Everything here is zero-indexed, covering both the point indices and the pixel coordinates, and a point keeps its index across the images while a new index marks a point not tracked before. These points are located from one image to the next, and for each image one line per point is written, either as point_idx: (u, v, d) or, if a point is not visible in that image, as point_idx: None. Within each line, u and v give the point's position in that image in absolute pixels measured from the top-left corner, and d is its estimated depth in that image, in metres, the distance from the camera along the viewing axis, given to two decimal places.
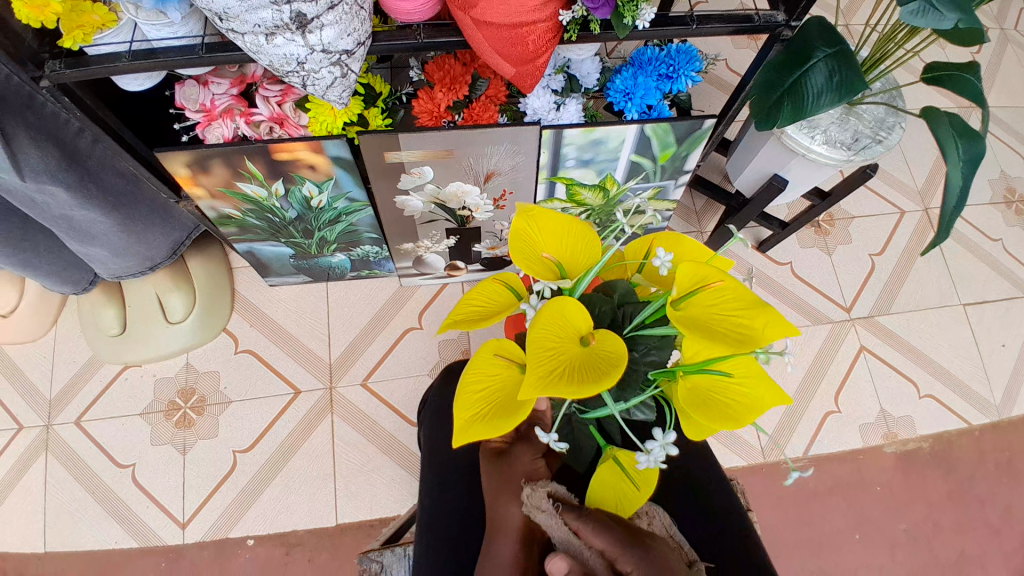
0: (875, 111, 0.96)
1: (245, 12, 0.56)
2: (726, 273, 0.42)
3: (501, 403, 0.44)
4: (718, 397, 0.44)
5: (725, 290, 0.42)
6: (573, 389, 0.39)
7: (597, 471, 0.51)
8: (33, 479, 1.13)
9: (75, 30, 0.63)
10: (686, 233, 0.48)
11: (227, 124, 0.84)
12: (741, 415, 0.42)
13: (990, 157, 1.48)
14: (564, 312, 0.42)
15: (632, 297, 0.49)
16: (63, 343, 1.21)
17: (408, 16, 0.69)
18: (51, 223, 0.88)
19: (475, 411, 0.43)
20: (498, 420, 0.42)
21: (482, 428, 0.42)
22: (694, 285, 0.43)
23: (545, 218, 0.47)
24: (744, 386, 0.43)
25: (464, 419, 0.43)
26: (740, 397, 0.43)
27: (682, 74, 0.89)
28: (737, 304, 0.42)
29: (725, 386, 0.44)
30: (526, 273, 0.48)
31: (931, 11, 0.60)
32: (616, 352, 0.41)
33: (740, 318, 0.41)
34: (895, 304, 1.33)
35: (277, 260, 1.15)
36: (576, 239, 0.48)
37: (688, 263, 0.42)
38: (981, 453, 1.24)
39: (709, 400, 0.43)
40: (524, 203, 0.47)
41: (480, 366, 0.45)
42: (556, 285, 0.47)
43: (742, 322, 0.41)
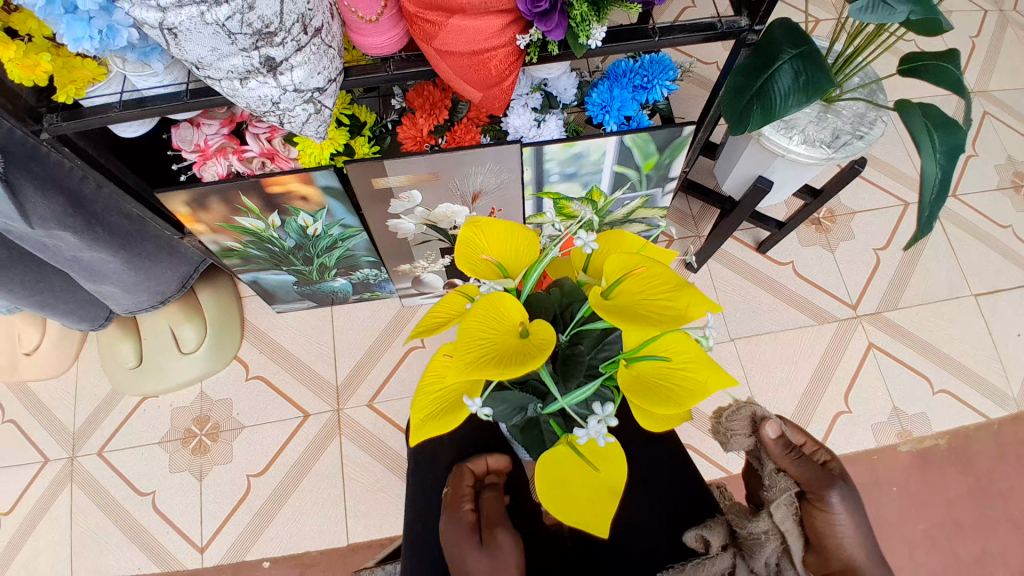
0: (855, 107, 0.96)
1: (217, 60, 0.60)
2: (648, 261, 0.46)
3: (448, 394, 0.46)
4: (662, 383, 0.44)
5: (647, 275, 0.45)
6: (500, 372, 0.41)
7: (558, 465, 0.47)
8: (59, 509, 1.18)
9: (68, 85, 0.69)
10: (625, 231, 0.52)
11: (221, 162, 0.88)
12: (685, 399, 0.43)
13: (995, 142, 1.45)
14: (498, 307, 0.44)
15: (578, 294, 0.51)
16: (84, 378, 1.27)
17: (380, 51, 0.72)
18: (64, 265, 0.94)
19: (429, 408, 0.46)
20: (447, 416, 0.45)
21: (435, 422, 0.45)
22: (622, 272, 0.46)
23: (491, 227, 0.50)
24: (687, 371, 0.45)
25: (418, 417, 0.45)
26: (683, 381, 0.44)
27: (656, 84, 0.90)
28: (662, 287, 0.45)
29: (668, 373, 0.45)
30: (470, 276, 0.51)
31: (880, 6, 0.62)
32: (547, 340, 0.43)
33: (667, 300, 0.45)
34: (903, 299, 1.31)
35: (281, 288, 1.19)
36: (519, 242, 0.51)
37: (615, 255, 0.46)
38: (1001, 447, 1.20)
39: (655, 387, 0.44)
40: (473, 216, 0.50)
41: (433, 370, 0.47)
42: (500, 284, 0.49)
43: (668, 303, 0.44)
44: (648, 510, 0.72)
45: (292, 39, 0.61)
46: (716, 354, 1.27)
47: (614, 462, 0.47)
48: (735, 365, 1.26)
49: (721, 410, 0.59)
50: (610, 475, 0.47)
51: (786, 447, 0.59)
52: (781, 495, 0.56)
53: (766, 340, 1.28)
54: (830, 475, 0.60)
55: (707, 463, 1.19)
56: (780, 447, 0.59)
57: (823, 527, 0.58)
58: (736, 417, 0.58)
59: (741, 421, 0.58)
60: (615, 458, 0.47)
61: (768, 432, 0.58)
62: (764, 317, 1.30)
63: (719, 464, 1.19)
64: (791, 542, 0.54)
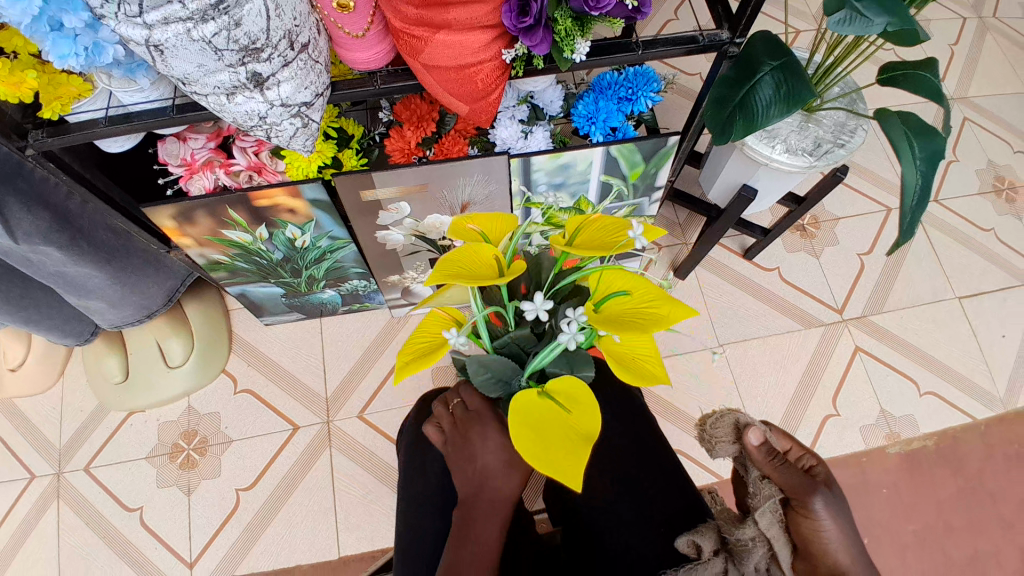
0: (834, 116, 0.98)
1: (204, 76, 0.60)
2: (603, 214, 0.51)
3: (432, 341, 0.51)
4: (630, 317, 0.47)
5: (637, 293, 0.48)
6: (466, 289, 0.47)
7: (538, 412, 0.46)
8: (45, 527, 1.16)
9: (53, 101, 0.68)
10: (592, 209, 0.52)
11: (208, 176, 0.88)
12: (648, 325, 0.45)
13: (975, 148, 1.48)
14: (473, 253, 0.49)
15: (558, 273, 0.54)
16: (69, 393, 1.25)
17: (367, 65, 0.72)
18: (49, 281, 0.93)
19: (414, 354, 0.51)
20: (425, 355, 0.49)
21: (414, 362, 0.49)
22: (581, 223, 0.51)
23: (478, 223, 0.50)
24: (651, 304, 0.47)
25: (403, 360, 0.51)
26: (648, 313, 0.46)
27: (640, 95, 0.91)
28: (614, 230, 0.50)
29: (635, 310, 0.47)
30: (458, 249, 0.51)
31: (857, 19, 0.64)
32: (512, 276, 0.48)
33: (650, 307, 0.47)
34: (888, 303, 1.33)
35: (270, 300, 1.19)
36: (500, 226, 0.52)
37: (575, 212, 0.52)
38: (987, 447, 1.22)
39: (624, 322, 0.46)
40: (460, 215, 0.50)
41: (427, 327, 0.54)
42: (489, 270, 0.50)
43: (651, 309, 0.46)
44: (639, 517, 0.72)
45: (279, 54, 0.61)
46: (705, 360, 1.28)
47: (588, 406, 0.45)
48: (724, 371, 1.27)
49: (706, 417, 0.60)
50: (584, 417, 0.45)
51: (770, 455, 0.58)
52: (765, 502, 0.57)
53: (754, 346, 1.29)
54: (814, 483, 0.57)
55: (698, 469, 1.20)
56: (766, 454, 0.58)
57: (810, 534, 0.56)
58: (721, 425, 0.59)
59: (724, 428, 0.59)
60: (588, 401, 0.46)
61: (753, 440, 0.58)
62: (752, 323, 1.31)
63: (710, 470, 1.20)
64: (780, 550, 0.54)
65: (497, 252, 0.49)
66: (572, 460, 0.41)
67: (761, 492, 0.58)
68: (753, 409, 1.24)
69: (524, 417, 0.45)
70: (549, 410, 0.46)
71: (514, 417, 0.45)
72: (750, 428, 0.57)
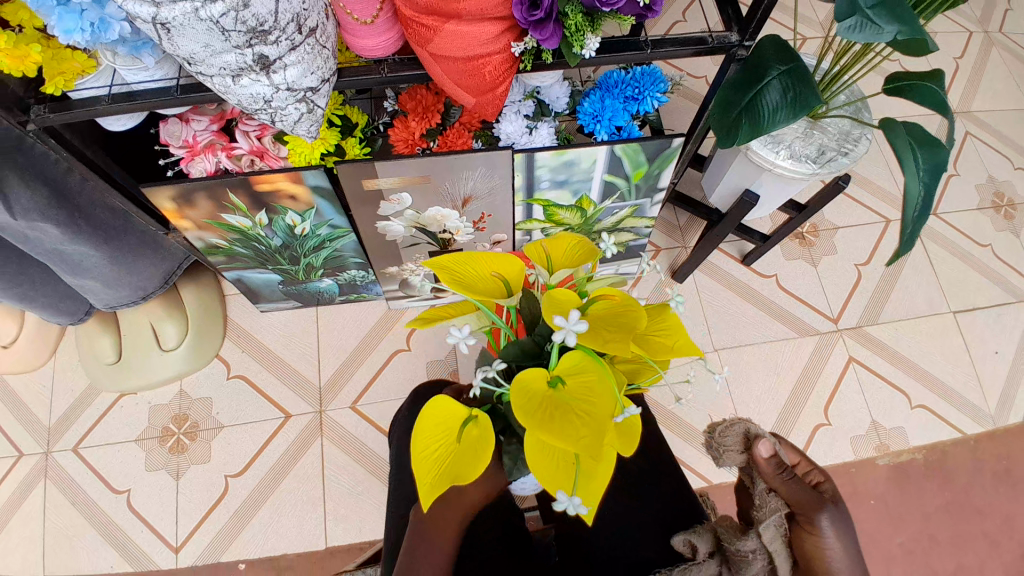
0: (839, 124, 0.98)
1: (210, 56, 0.59)
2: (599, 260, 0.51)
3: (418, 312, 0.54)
4: (570, 409, 0.42)
5: (583, 376, 0.44)
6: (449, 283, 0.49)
7: (442, 424, 0.46)
8: (32, 505, 1.16)
9: (56, 76, 0.68)
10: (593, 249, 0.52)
11: (209, 158, 0.87)
12: (577, 427, 0.41)
13: (976, 163, 1.49)
14: (480, 263, 0.50)
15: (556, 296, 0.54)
16: (61, 372, 1.25)
17: (373, 52, 0.71)
18: (44, 257, 0.92)
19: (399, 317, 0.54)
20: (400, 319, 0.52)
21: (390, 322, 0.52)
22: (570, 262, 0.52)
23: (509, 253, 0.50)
24: (591, 405, 0.42)
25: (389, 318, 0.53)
26: (584, 409, 0.42)
27: (647, 95, 0.91)
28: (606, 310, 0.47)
29: (574, 400, 0.43)
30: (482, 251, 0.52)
31: (869, 25, 0.64)
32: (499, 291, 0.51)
33: (586, 406, 0.42)
34: (883, 314, 1.33)
35: (266, 287, 1.18)
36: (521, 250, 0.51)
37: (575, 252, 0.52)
38: (975, 461, 1.22)
39: (562, 412, 0.42)
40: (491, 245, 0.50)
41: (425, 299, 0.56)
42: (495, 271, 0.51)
43: (665, 339, 0.48)
44: (630, 517, 0.72)
45: (287, 38, 0.61)
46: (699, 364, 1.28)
47: (479, 460, 0.45)
48: (718, 375, 1.27)
49: (714, 426, 0.61)
50: (467, 463, 0.45)
51: (779, 467, 0.59)
52: (770, 515, 0.55)
53: (749, 351, 1.29)
54: (822, 497, 0.58)
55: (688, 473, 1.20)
56: (773, 466, 0.59)
57: (813, 552, 0.57)
58: (731, 434, 0.60)
59: (734, 437, 0.60)
60: (486, 452, 0.45)
61: (763, 448, 0.59)
62: (748, 329, 1.31)
63: (699, 473, 1.20)
64: (779, 563, 0.54)
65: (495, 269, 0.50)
66: (425, 483, 0.44)
67: (766, 505, 0.57)
68: (745, 414, 1.24)
69: (434, 422, 0.46)
70: (448, 429, 0.47)
71: (423, 418, 0.46)
72: (760, 442, 0.58)
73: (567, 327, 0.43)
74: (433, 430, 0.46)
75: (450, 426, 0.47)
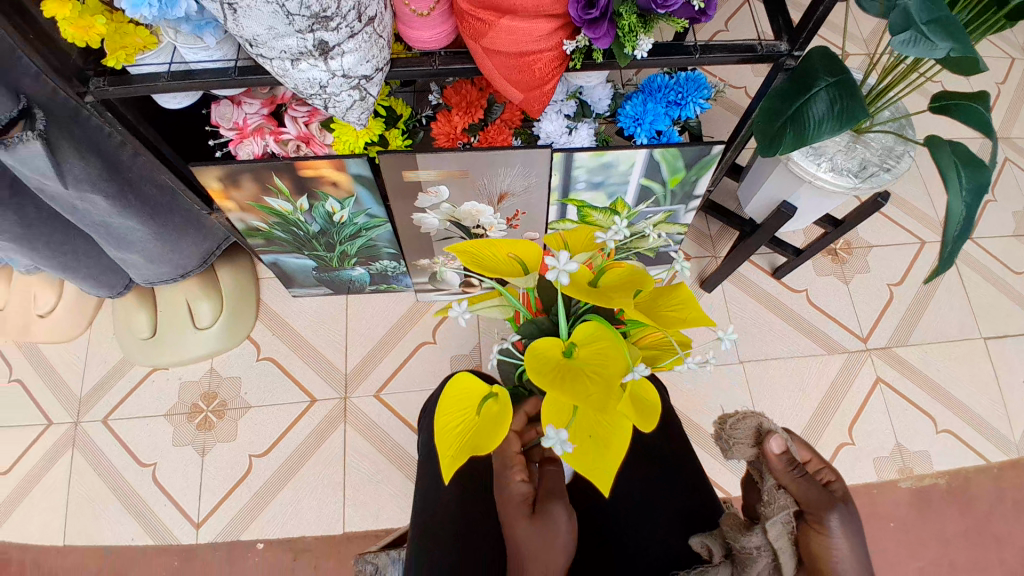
0: (883, 140, 0.98)
1: (273, 39, 0.61)
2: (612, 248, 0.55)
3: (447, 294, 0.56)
4: (583, 373, 0.46)
5: (597, 343, 0.47)
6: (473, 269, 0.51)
7: (462, 396, 0.52)
8: (60, 471, 1.19)
9: (117, 50, 0.71)
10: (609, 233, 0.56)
11: (257, 141, 0.90)
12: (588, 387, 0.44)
13: (1016, 189, 1.46)
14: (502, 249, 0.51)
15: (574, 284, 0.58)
16: (96, 344, 1.28)
17: (427, 44, 0.73)
18: (91, 229, 0.95)
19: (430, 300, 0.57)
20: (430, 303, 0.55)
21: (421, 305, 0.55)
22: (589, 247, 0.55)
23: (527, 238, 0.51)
24: (602, 370, 0.45)
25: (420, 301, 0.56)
26: (596, 373, 0.45)
27: (690, 101, 0.92)
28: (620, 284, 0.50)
29: (588, 367, 0.46)
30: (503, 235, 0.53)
31: (923, 40, 0.64)
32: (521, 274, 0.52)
33: (599, 371, 0.46)
34: (913, 336, 1.32)
35: (300, 272, 1.20)
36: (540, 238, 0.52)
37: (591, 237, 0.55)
38: (1002, 492, 1.20)
39: (576, 376, 0.45)
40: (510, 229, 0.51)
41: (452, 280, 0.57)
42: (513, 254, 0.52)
43: (676, 313, 0.51)
44: (653, 519, 0.72)
45: (347, 25, 0.63)
46: (723, 375, 1.27)
47: (495, 432, 0.48)
48: (741, 387, 1.26)
49: (724, 416, 0.55)
50: (486, 434, 0.48)
51: (790, 464, 0.55)
52: (778, 513, 0.53)
53: (774, 365, 1.28)
54: (834, 498, 0.54)
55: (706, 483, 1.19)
56: (784, 462, 0.54)
57: (819, 552, 0.52)
58: (741, 427, 0.55)
59: (744, 430, 0.55)
60: (503, 424, 0.48)
61: (775, 443, 0.54)
62: (774, 342, 1.30)
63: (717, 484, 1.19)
64: (785, 562, 0.52)
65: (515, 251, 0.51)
66: (446, 453, 0.48)
67: (774, 504, 0.53)
68: None
69: (457, 395, 0.51)
70: (470, 403, 0.51)
71: (445, 394, 0.51)
72: (774, 434, 0.52)
73: (557, 266, 0.47)
74: (452, 400, 0.51)
75: (470, 400, 0.51)
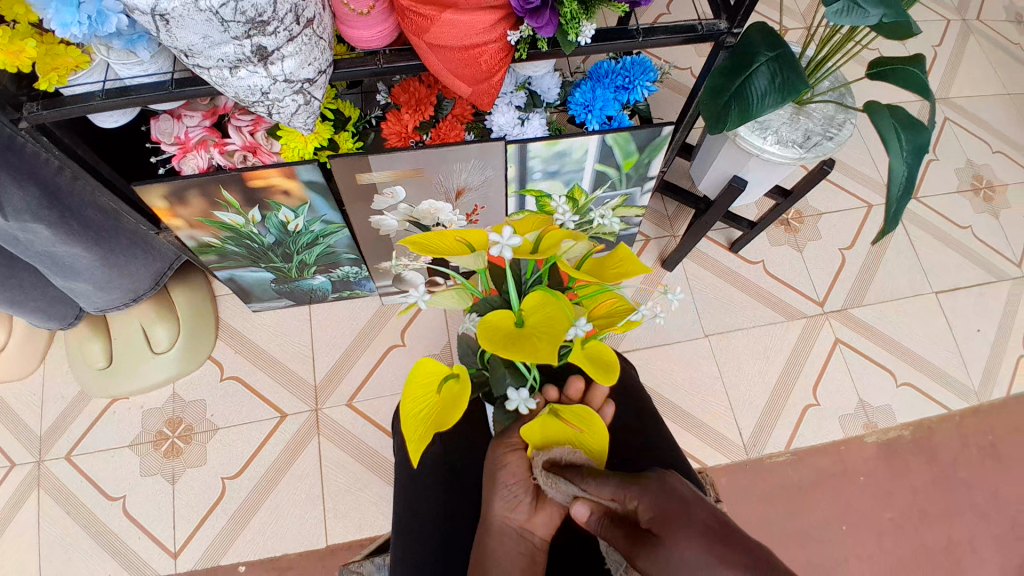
0: (824, 109, 1.01)
1: (208, 48, 0.59)
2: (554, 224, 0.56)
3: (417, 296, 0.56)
4: (532, 335, 0.47)
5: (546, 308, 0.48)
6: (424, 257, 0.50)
7: (425, 384, 0.51)
8: (26, 514, 1.14)
9: (50, 72, 0.67)
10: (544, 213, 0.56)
11: (202, 155, 0.87)
12: (539, 349, 0.45)
13: (955, 147, 1.53)
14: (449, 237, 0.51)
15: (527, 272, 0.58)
16: (52, 377, 1.22)
17: (369, 43, 0.72)
18: (35, 260, 0.91)
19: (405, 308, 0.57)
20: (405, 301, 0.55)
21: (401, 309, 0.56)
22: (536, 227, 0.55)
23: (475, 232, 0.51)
24: (551, 330, 0.46)
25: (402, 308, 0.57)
26: (543, 335, 0.46)
27: (637, 84, 0.92)
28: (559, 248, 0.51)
29: (536, 331, 0.47)
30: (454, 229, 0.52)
31: (855, 10, 0.66)
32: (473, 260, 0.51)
33: (548, 330, 0.47)
34: (868, 296, 1.37)
35: (259, 286, 1.17)
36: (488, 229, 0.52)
37: (533, 218, 0.55)
38: (963, 437, 1.26)
39: (524, 340, 0.46)
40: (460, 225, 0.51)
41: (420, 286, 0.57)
42: (465, 240, 0.51)
43: (620, 270, 0.53)
44: None
45: (285, 28, 0.61)
46: (690, 350, 1.30)
47: (456, 406, 0.48)
48: (710, 361, 1.29)
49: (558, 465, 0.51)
50: (448, 410, 0.48)
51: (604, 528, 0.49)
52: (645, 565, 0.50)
53: (739, 336, 1.32)
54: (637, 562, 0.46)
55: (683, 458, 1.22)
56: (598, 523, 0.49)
57: None
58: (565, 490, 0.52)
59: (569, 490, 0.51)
60: (461, 401, 0.48)
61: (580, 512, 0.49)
62: (738, 314, 1.34)
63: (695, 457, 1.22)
64: None
65: (462, 235, 0.51)
66: (413, 435, 0.49)
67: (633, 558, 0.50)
68: (737, 397, 1.27)
69: (420, 380, 0.51)
70: (432, 385, 0.51)
71: (409, 381, 0.51)
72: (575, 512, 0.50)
73: (501, 242, 0.48)
74: (408, 391, 0.50)
75: (434, 388, 0.51)
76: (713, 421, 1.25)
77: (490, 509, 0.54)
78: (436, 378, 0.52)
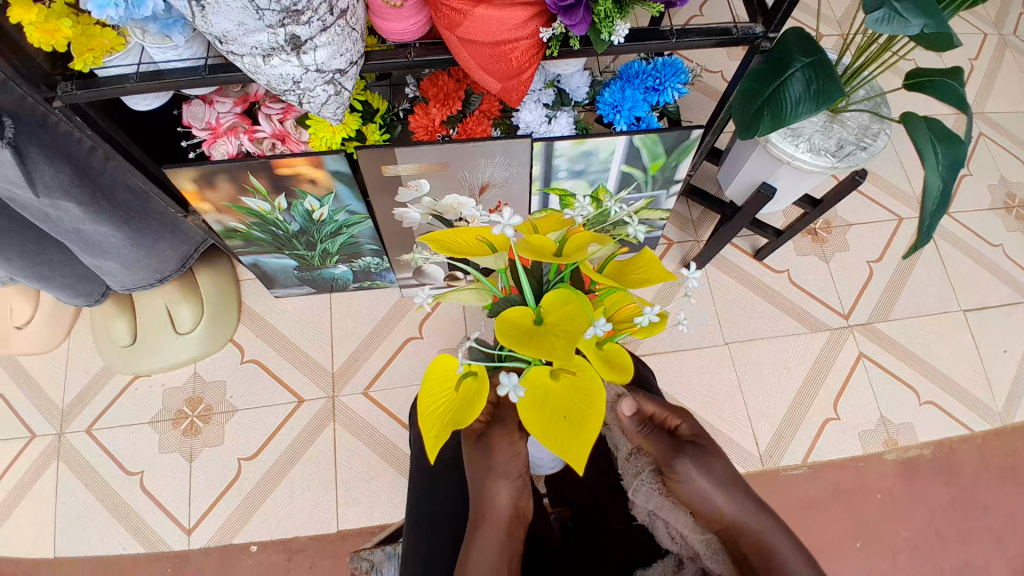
0: (858, 118, 0.99)
1: (243, 35, 0.60)
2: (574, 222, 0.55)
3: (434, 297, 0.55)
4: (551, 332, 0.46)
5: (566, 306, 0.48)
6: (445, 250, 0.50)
7: (442, 382, 0.51)
8: (46, 485, 1.17)
9: (85, 53, 0.69)
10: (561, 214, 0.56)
11: (231, 141, 0.88)
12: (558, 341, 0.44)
13: (989, 163, 1.49)
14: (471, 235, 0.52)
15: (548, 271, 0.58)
16: (77, 352, 1.26)
17: (402, 36, 0.72)
18: (65, 237, 0.93)
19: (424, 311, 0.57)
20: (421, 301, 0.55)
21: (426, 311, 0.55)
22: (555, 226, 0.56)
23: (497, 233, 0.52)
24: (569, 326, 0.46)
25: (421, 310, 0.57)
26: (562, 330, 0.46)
27: (667, 86, 0.91)
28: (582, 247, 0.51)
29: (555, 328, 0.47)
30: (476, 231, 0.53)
31: (896, 18, 0.64)
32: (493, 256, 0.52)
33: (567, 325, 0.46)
34: (893, 311, 1.34)
35: (281, 272, 1.19)
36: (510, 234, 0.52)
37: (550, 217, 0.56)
38: (985, 460, 1.23)
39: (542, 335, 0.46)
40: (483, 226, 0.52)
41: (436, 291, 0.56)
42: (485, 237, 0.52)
43: (642, 275, 0.53)
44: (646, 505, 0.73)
45: (319, 18, 0.61)
46: (709, 357, 1.29)
47: (474, 405, 0.47)
48: (727, 368, 1.28)
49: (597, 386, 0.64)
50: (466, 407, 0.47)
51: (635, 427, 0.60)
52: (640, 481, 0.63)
53: (758, 346, 1.30)
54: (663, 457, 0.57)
55: None
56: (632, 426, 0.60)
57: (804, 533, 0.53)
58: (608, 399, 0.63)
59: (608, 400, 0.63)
60: (479, 399, 0.48)
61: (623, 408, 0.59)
62: (760, 323, 1.32)
63: None
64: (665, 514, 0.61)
65: (483, 232, 0.52)
66: (430, 433, 0.48)
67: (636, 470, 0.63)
68: (753, 407, 1.25)
69: (437, 378, 0.51)
70: (448, 382, 0.51)
71: (426, 376, 0.51)
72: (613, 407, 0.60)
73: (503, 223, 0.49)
74: (424, 391, 0.51)
75: (450, 385, 0.51)
76: (729, 430, 1.23)
77: (499, 497, 0.58)
78: (452, 376, 0.52)
